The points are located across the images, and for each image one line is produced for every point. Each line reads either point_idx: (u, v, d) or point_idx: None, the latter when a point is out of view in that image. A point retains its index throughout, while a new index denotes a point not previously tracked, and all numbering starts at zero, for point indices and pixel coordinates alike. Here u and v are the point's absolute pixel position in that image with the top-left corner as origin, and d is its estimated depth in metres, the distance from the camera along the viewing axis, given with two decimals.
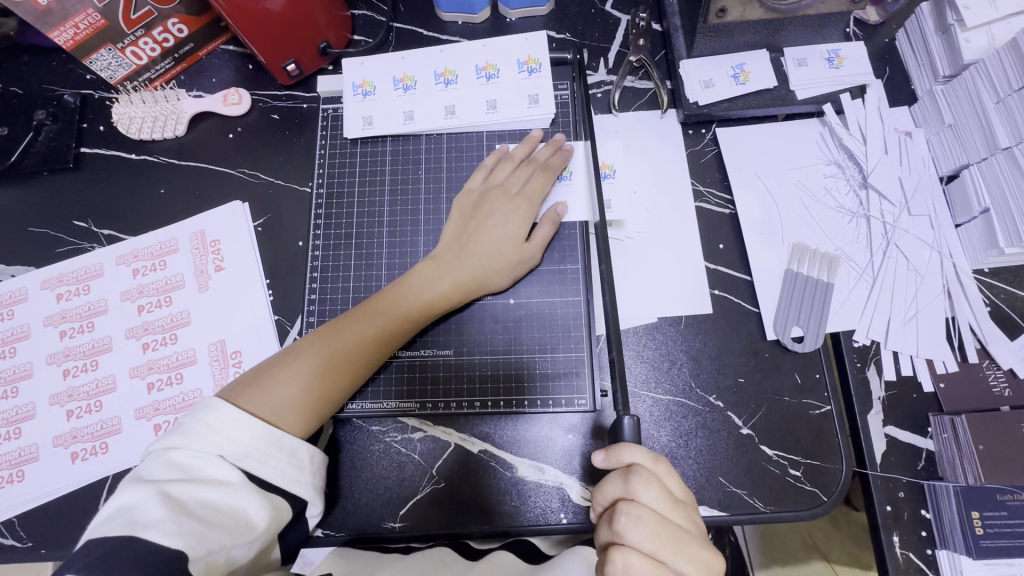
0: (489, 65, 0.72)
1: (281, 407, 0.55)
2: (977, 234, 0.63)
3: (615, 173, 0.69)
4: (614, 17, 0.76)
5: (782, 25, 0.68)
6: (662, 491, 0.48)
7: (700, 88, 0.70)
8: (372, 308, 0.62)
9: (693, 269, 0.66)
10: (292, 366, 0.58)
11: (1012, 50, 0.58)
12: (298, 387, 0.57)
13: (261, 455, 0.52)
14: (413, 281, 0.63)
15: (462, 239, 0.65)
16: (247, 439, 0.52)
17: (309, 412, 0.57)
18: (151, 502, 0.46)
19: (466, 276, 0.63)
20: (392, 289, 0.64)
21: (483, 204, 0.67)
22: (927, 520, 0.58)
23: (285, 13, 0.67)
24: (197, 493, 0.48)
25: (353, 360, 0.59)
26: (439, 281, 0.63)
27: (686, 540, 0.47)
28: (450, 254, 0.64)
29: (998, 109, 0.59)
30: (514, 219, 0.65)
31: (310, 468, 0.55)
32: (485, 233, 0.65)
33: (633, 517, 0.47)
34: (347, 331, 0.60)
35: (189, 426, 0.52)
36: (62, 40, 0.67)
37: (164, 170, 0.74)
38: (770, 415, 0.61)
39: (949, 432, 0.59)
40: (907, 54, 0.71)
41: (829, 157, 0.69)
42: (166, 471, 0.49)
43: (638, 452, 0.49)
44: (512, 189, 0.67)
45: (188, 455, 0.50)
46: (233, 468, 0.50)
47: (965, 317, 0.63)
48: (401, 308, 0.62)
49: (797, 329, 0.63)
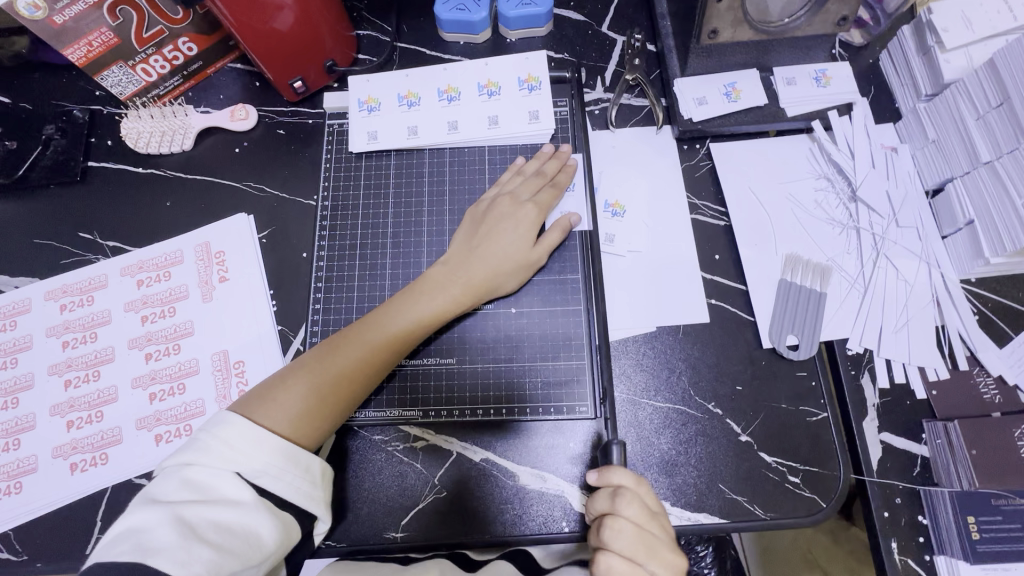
0: (490, 82, 0.74)
1: (295, 417, 0.56)
2: (963, 244, 0.65)
3: (625, 212, 0.70)
4: (611, 38, 0.79)
5: (771, 45, 0.72)
6: (645, 509, 0.50)
7: (694, 105, 0.72)
8: (381, 317, 0.62)
9: (689, 278, 0.68)
10: (303, 376, 0.58)
11: (990, 72, 0.61)
12: (314, 398, 0.57)
13: (277, 472, 0.52)
14: (422, 288, 0.64)
15: (469, 245, 0.66)
16: (266, 455, 0.52)
17: (320, 422, 0.57)
18: (161, 525, 0.46)
19: (476, 280, 0.64)
20: (400, 296, 0.65)
21: (489, 216, 0.67)
22: (925, 525, 0.59)
23: (293, 34, 0.69)
24: (210, 515, 0.47)
25: (361, 369, 0.60)
26: (446, 290, 0.64)
27: (662, 554, 0.49)
28: (460, 259, 0.66)
29: (979, 125, 0.62)
30: (523, 221, 0.66)
31: (321, 482, 0.55)
32: (493, 239, 0.66)
33: (615, 529, 0.48)
34: (356, 341, 0.61)
35: (205, 442, 0.51)
36: (75, 57, 0.69)
37: (170, 184, 0.76)
38: (768, 422, 0.62)
39: (942, 438, 0.60)
40: (890, 74, 0.74)
41: (819, 171, 0.71)
42: (178, 492, 0.48)
43: (626, 474, 0.51)
44: (521, 197, 0.68)
45: (205, 474, 0.49)
46: (247, 488, 0.50)
47: (954, 326, 0.64)
48: (410, 318, 0.62)
49: (793, 337, 0.65)
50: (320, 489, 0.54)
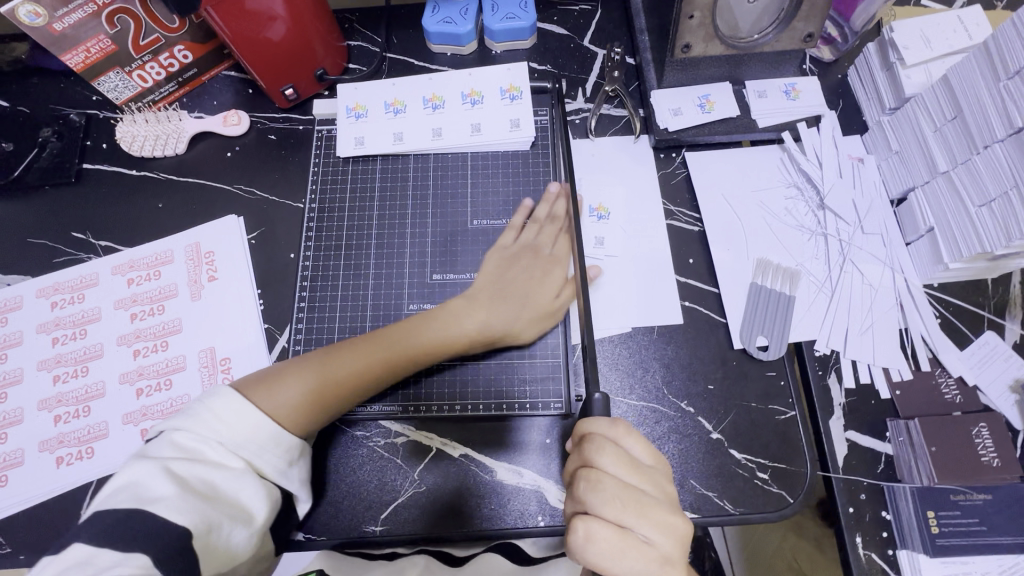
0: (474, 91, 0.77)
1: (292, 404, 0.57)
2: (924, 250, 0.68)
3: (609, 216, 0.73)
4: (592, 52, 0.83)
5: (743, 59, 0.75)
6: (619, 455, 0.50)
7: (670, 115, 0.75)
8: (401, 332, 0.65)
9: (664, 281, 0.70)
10: (315, 368, 0.60)
11: (944, 87, 0.63)
12: (319, 390, 0.59)
13: (258, 447, 0.54)
14: (445, 314, 0.66)
15: (495, 281, 0.68)
16: (250, 431, 0.54)
17: (313, 417, 0.59)
18: (156, 478, 0.49)
19: (497, 317, 0.66)
20: (419, 319, 0.66)
21: (517, 261, 0.70)
22: (887, 521, 0.61)
23: (285, 44, 0.72)
24: (201, 473, 0.51)
25: (363, 381, 0.61)
26: (464, 320, 0.65)
27: (649, 505, 0.48)
28: (485, 293, 0.68)
29: (936, 137, 0.65)
30: (549, 286, 0.69)
31: (299, 462, 0.57)
32: (521, 281, 0.68)
33: (592, 482, 0.49)
34: (372, 349, 0.63)
35: (197, 411, 0.54)
36: (73, 63, 0.72)
37: (163, 186, 0.78)
38: (738, 420, 0.64)
39: (904, 436, 0.62)
40: (857, 88, 0.78)
41: (789, 180, 0.74)
42: (173, 454, 0.51)
43: (595, 421, 0.52)
44: (544, 250, 0.71)
45: (193, 439, 0.52)
46: (234, 456, 0.53)
47: (917, 328, 0.67)
48: (422, 342, 0.64)
49: (763, 338, 0.67)
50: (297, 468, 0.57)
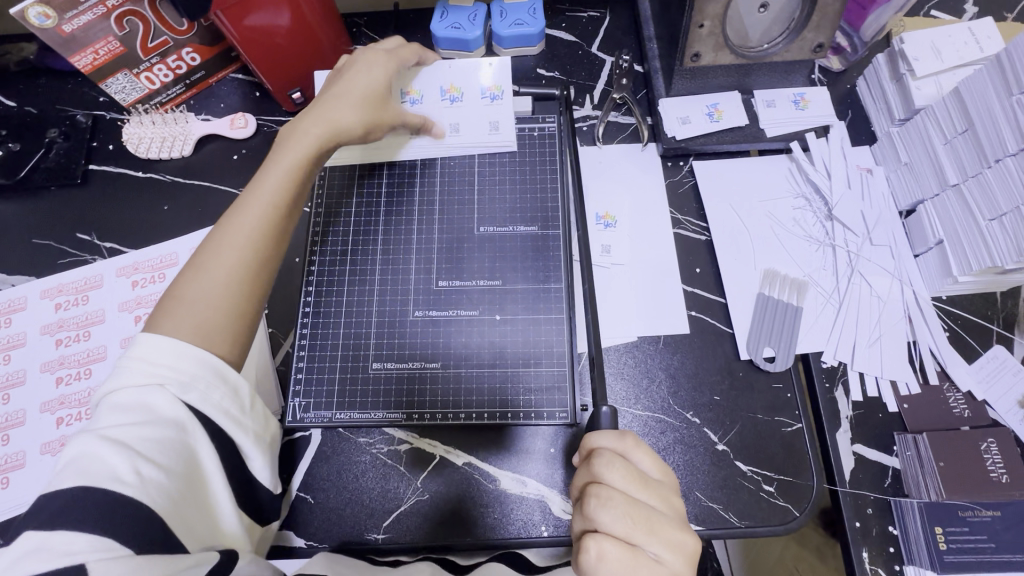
0: (453, 87, 0.75)
1: (200, 318, 0.50)
2: (934, 264, 0.67)
3: (616, 223, 0.72)
4: (600, 59, 0.83)
5: (752, 69, 0.75)
6: (628, 470, 0.49)
7: (678, 124, 0.75)
8: (255, 187, 0.58)
9: (671, 290, 0.70)
10: (201, 271, 0.53)
11: (954, 98, 0.63)
12: (219, 290, 0.52)
13: (205, 388, 0.48)
14: (287, 139, 0.61)
15: (333, 89, 0.65)
16: (192, 369, 0.47)
17: (231, 314, 0.52)
18: (100, 448, 0.42)
19: (357, 100, 0.64)
20: (270, 161, 0.60)
21: (347, 65, 0.68)
22: (895, 536, 0.60)
23: (293, 47, 0.72)
24: (147, 432, 0.44)
25: (258, 246, 0.55)
26: (310, 129, 0.62)
27: (661, 523, 0.47)
28: (324, 101, 0.64)
29: (947, 150, 0.65)
30: (383, 71, 0.67)
31: (252, 409, 0.51)
32: (354, 79, 0.66)
33: (603, 498, 0.48)
34: (239, 215, 0.56)
35: (125, 364, 0.47)
36: (82, 64, 0.72)
37: (169, 188, 0.78)
38: (744, 430, 0.64)
39: (912, 450, 0.62)
40: (866, 99, 0.78)
41: (798, 191, 0.74)
42: (111, 416, 0.45)
43: (603, 436, 0.52)
44: (375, 48, 0.69)
45: (130, 395, 0.46)
46: (177, 403, 0.46)
47: (926, 342, 0.67)
48: (299, 191, 0.59)
49: (770, 349, 0.67)
50: (250, 417, 0.50)
